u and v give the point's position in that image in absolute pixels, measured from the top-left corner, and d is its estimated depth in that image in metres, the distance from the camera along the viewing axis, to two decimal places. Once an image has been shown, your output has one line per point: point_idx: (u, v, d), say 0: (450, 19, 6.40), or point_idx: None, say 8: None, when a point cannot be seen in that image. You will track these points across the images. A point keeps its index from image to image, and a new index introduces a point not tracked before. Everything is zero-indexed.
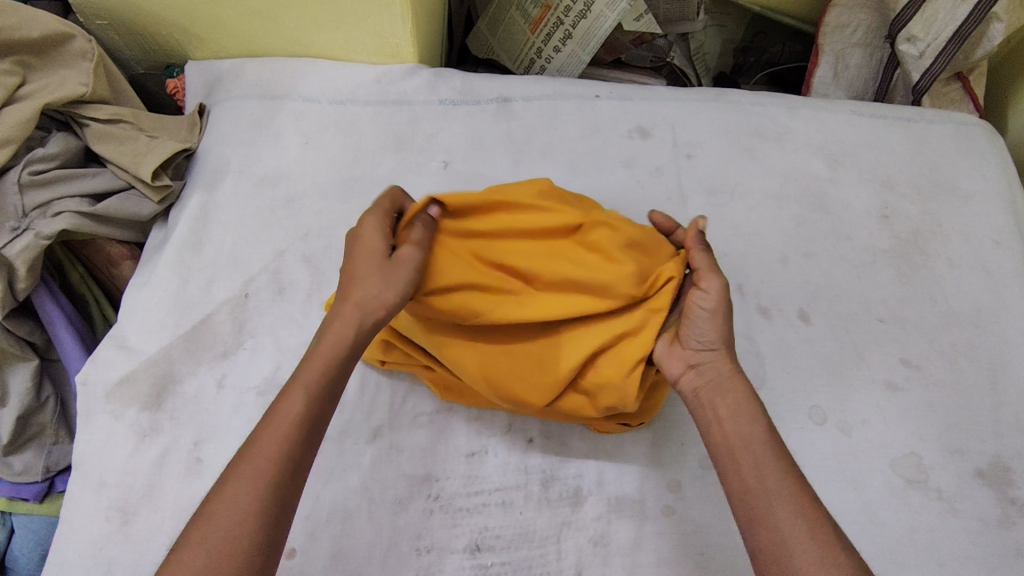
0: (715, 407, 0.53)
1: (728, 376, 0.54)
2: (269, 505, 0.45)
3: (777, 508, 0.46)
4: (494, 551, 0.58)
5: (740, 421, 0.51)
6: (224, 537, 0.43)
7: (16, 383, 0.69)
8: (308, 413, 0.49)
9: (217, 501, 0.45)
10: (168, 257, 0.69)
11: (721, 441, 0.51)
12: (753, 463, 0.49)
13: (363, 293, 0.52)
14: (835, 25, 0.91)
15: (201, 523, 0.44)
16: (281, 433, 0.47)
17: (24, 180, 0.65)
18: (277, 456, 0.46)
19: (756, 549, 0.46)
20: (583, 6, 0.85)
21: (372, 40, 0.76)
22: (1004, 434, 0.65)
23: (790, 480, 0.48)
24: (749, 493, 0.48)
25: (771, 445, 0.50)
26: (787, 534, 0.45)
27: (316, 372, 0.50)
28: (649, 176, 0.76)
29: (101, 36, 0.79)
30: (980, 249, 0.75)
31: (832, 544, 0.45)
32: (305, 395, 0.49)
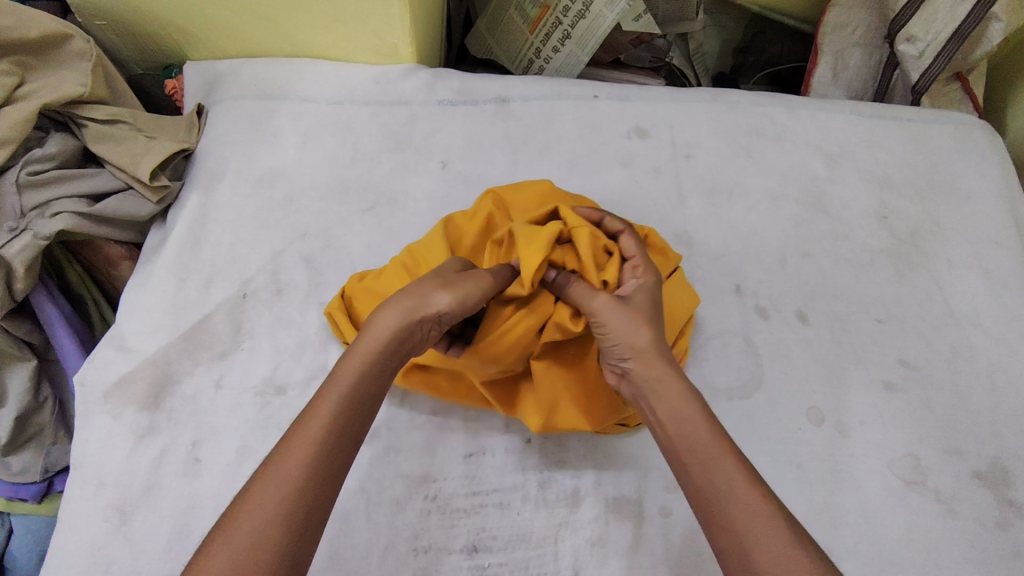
0: (654, 408, 0.50)
1: (658, 379, 0.51)
2: (298, 513, 0.43)
3: (729, 509, 0.44)
4: (491, 552, 0.58)
5: (681, 418, 0.49)
6: (249, 548, 0.41)
7: (15, 383, 0.69)
8: (342, 416, 0.47)
9: (241, 510, 0.43)
10: (166, 257, 0.69)
11: (667, 441, 0.49)
12: (698, 463, 0.46)
13: (422, 300, 0.52)
14: (834, 24, 0.90)
15: (222, 534, 0.42)
16: (311, 437, 0.45)
17: (23, 180, 0.65)
18: (305, 460, 0.44)
19: (719, 551, 0.44)
20: (582, 6, 0.85)
21: (371, 40, 0.76)
22: (1002, 435, 0.65)
23: (738, 476, 0.45)
24: (699, 496, 0.46)
25: (715, 440, 0.47)
26: (742, 535, 0.43)
27: (353, 373, 0.49)
28: (647, 176, 0.76)
29: (99, 36, 0.79)
30: (979, 249, 0.75)
31: (789, 542, 0.42)
32: (341, 396, 0.48)
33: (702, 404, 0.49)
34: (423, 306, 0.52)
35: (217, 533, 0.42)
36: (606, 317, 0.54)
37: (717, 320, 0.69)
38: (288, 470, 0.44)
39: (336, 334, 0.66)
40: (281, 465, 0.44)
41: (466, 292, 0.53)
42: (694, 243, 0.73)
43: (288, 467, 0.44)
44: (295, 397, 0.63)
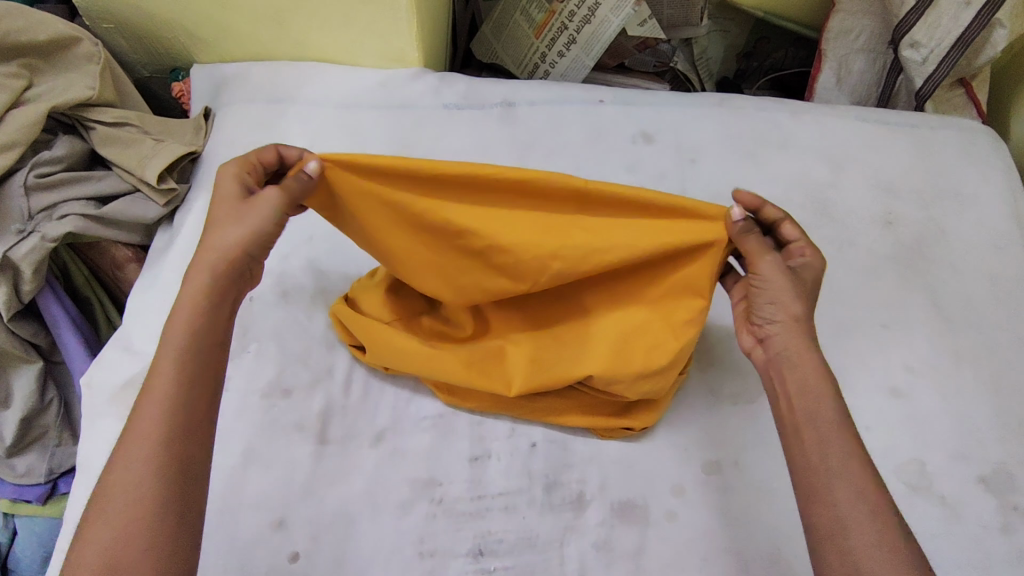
0: (788, 379, 0.51)
1: (792, 355, 0.51)
2: (163, 474, 0.42)
3: (836, 485, 0.45)
4: (497, 555, 0.58)
5: (805, 396, 0.50)
6: (120, 518, 0.41)
7: (21, 384, 0.70)
8: (183, 371, 0.46)
9: (108, 482, 0.42)
10: (174, 260, 0.70)
11: (796, 413, 0.50)
12: (817, 441, 0.47)
13: (217, 240, 0.50)
14: (838, 30, 0.91)
15: (97, 510, 0.42)
16: (160, 397, 0.44)
17: (31, 181, 0.66)
18: (159, 422, 0.44)
19: (811, 523, 0.46)
20: (587, 11, 0.86)
21: (377, 44, 0.76)
22: (1008, 441, 0.65)
23: (853, 460, 0.46)
24: (807, 468, 0.47)
25: (838, 423, 0.48)
26: (845, 512, 0.44)
27: (181, 327, 0.47)
28: (653, 181, 0.76)
29: (107, 38, 0.79)
30: (983, 255, 0.75)
31: (890, 530, 0.44)
32: (177, 352, 0.46)
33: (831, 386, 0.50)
34: (222, 245, 0.50)
35: (94, 509, 0.42)
36: (772, 278, 0.53)
37: (724, 325, 0.69)
38: (144, 434, 0.43)
39: (342, 337, 0.65)
40: (133, 432, 0.43)
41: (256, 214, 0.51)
42: None
43: (143, 433, 0.43)
44: (301, 400, 0.63)
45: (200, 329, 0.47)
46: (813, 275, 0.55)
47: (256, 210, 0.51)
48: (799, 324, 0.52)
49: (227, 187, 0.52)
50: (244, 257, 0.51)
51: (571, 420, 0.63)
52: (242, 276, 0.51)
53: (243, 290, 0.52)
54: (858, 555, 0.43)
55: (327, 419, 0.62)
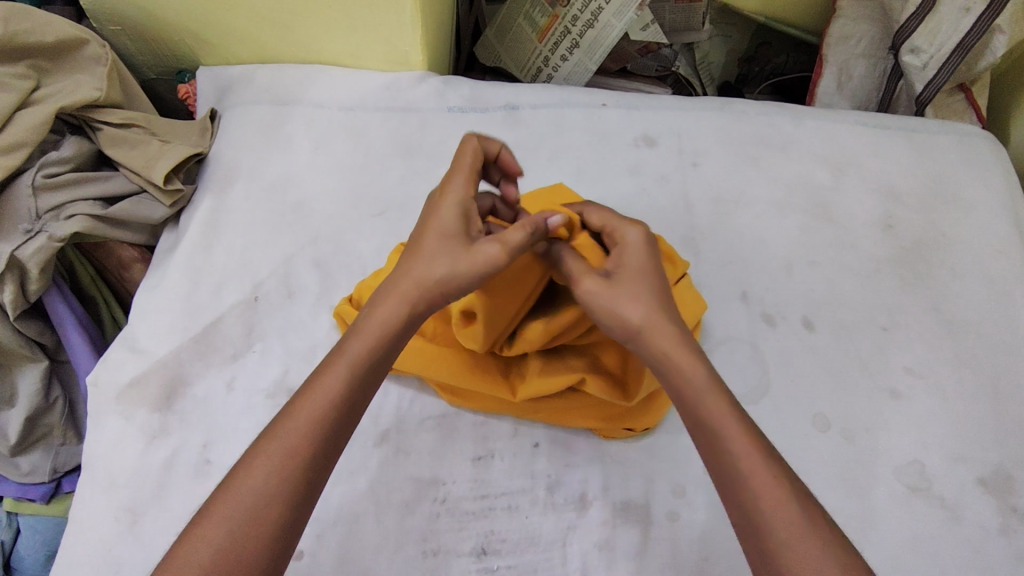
0: (668, 385, 0.49)
1: (661, 358, 0.49)
2: (291, 492, 0.44)
3: (744, 491, 0.45)
4: (499, 555, 0.59)
5: (690, 401, 0.48)
6: (242, 524, 0.43)
7: (26, 383, 0.70)
8: (343, 398, 0.47)
9: (236, 482, 0.44)
10: (179, 260, 0.70)
11: (688, 419, 0.48)
12: (710, 449, 0.46)
13: (416, 274, 0.51)
14: (839, 36, 0.93)
15: (220, 505, 0.44)
16: (315, 413, 0.46)
17: (39, 182, 0.66)
18: (305, 440, 0.45)
19: (737, 528, 0.45)
20: (591, 15, 0.86)
21: (382, 47, 0.77)
22: (1007, 443, 0.65)
23: (749, 460, 0.45)
24: (722, 476, 0.46)
25: (729, 425, 0.46)
26: (759, 519, 0.44)
27: (355, 353, 0.49)
28: (656, 184, 0.77)
29: (113, 40, 0.80)
30: (982, 258, 0.76)
31: (800, 526, 0.43)
32: (347, 369, 0.48)
33: (715, 380, 0.48)
34: (420, 280, 0.51)
35: (213, 504, 0.44)
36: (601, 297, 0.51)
37: (725, 327, 0.70)
38: (293, 446, 0.45)
39: None
40: (282, 438, 0.45)
41: (468, 270, 0.50)
42: (701, 250, 0.74)
43: (286, 444, 0.45)
44: None
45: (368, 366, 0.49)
46: (633, 268, 0.53)
47: (471, 267, 0.50)
48: (647, 328, 0.50)
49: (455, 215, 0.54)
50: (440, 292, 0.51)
51: (573, 420, 0.63)
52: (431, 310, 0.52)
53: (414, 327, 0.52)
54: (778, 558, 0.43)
55: None
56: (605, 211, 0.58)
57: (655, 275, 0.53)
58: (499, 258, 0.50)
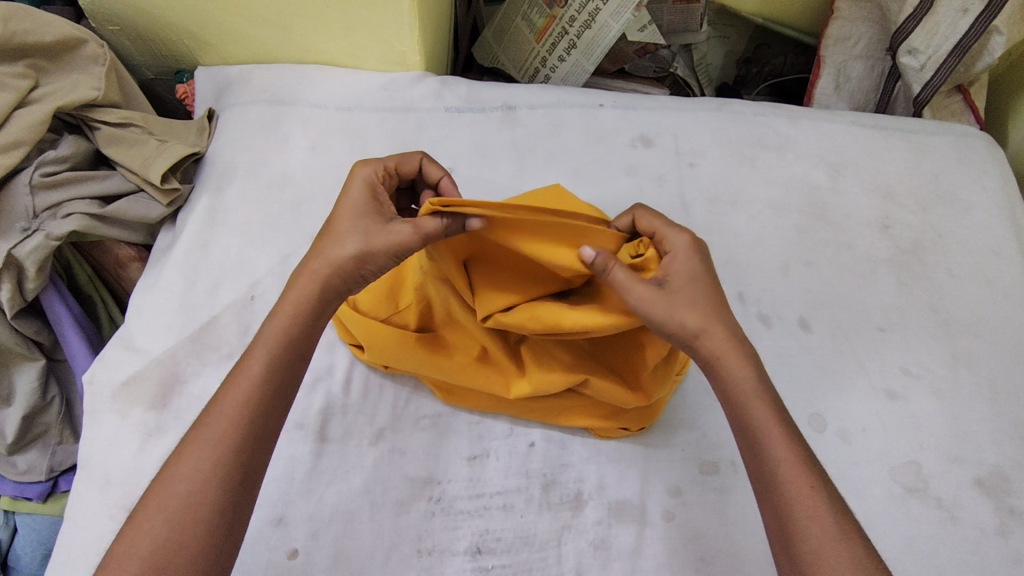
0: (719, 392, 0.51)
1: (714, 363, 0.51)
2: (228, 480, 0.45)
3: (779, 491, 0.46)
4: (494, 554, 0.59)
5: (737, 405, 0.50)
6: (176, 515, 0.43)
7: (22, 382, 0.70)
8: (267, 377, 0.48)
9: (171, 472, 0.45)
10: (175, 259, 0.70)
11: (732, 422, 0.51)
12: (751, 448, 0.48)
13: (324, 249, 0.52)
14: (837, 37, 0.93)
15: (157, 495, 0.44)
16: (241, 396, 0.47)
17: (36, 180, 0.66)
18: (232, 427, 0.46)
19: (768, 530, 0.47)
20: (588, 16, 0.87)
21: (380, 47, 0.77)
22: (1003, 443, 0.65)
23: (787, 463, 0.47)
24: (759, 475, 0.48)
25: (770, 428, 0.48)
26: (788, 518, 0.45)
27: (277, 331, 0.50)
28: (652, 184, 0.77)
29: (112, 40, 0.80)
30: (979, 259, 0.75)
31: (831, 533, 0.44)
32: (267, 351, 0.49)
33: (762, 388, 0.50)
34: (323, 253, 0.52)
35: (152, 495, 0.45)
36: (652, 306, 0.50)
37: None
38: (222, 429, 0.46)
39: (342, 335, 0.65)
40: (210, 426, 0.46)
41: (353, 247, 0.51)
42: None
43: (218, 433, 0.46)
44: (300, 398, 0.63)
45: (293, 335, 0.50)
46: (687, 281, 0.53)
47: (381, 240, 0.51)
48: (701, 337, 0.51)
49: (358, 196, 0.54)
50: (350, 275, 0.52)
51: (570, 419, 0.63)
52: (351, 288, 0.53)
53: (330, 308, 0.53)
54: (805, 556, 0.44)
55: (327, 417, 0.62)
56: (656, 218, 0.57)
57: (705, 283, 0.53)
58: (410, 239, 0.50)
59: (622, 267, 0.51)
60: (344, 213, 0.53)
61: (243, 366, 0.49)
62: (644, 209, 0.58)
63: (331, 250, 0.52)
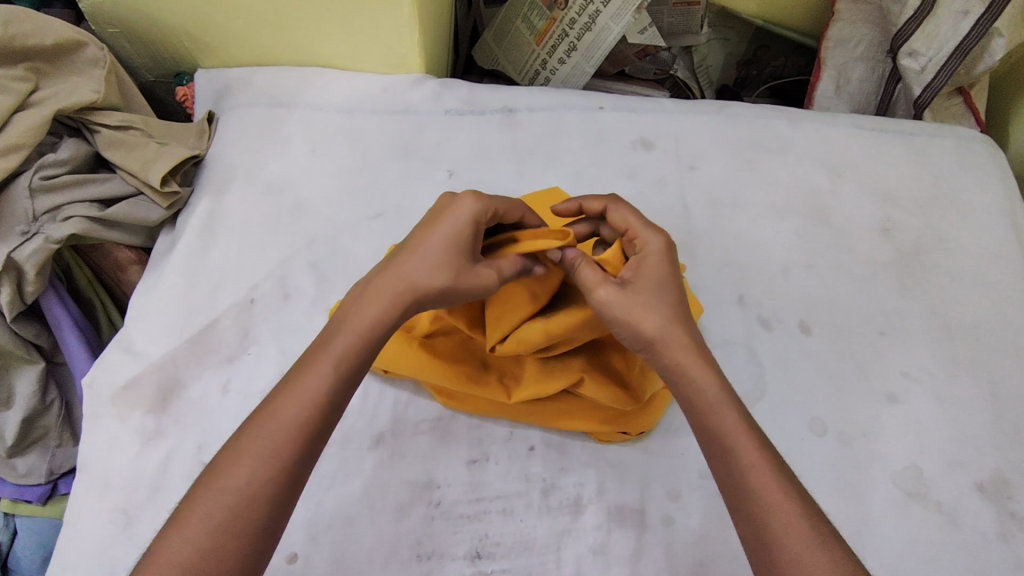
0: (683, 399, 0.50)
1: (674, 369, 0.51)
2: (277, 493, 0.44)
3: (753, 498, 0.46)
4: (494, 558, 0.59)
5: (704, 413, 0.49)
6: (224, 524, 0.43)
7: (22, 385, 0.70)
8: (329, 392, 0.47)
9: (221, 477, 0.44)
10: (175, 263, 0.70)
11: (695, 429, 0.50)
12: (720, 455, 0.48)
13: (407, 270, 0.51)
14: (838, 39, 0.93)
15: (205, 501, 0.44)
16: (301, 408, 0.46)
17: (36, 184, 0.66)
18: (290, 439, 0.45)
19: (743, 538, 0.46)
20: (588, 18, 0.86)
21: (379, 50, 0.77)
22: (1004, 448, 0.65)
23: (760, 470, 0.46)
24: (731, 484, 0.47)
25: (739, 435, 0.48)
26: (764, 526, 0.45)
27: (347, 346, 0.49)
28: (652, 187, 0.77)
29: (112, 42, 0.80)
30: (980, 262, 0.75)
31: (808, 540, 0.44)
32: (332, 364, 0.48)
33: (727, 394, 0.50)
34: (408, 274, 0.51)
35: (198, 498, 0.44)
36: (614, 307, 0.51)
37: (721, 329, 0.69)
38: (277, 441, 0.45)
39: None
40: (267, 435, 0.45)
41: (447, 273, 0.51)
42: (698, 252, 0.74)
43: (272, 444, 0.45)
44: None
45: (356, 352, 0.49)
46: (647, 279, 0.53)
47: (471, 276, 0.51)
48: (662, 339, 0.51)
49: (465, 217, 0.52)
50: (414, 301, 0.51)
51: (569, 422, 0.63)
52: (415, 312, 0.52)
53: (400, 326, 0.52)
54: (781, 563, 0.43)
55: None
56: (628, 212, 0.57)
57: (671, 284, 0.54)
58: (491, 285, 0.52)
59: (588, 268, 0.53)
60: (445, 231, 0.52)
61: (304, 374, 0.48)
62: (620, 201, 0.59)
63: (417, 274, 0.51)
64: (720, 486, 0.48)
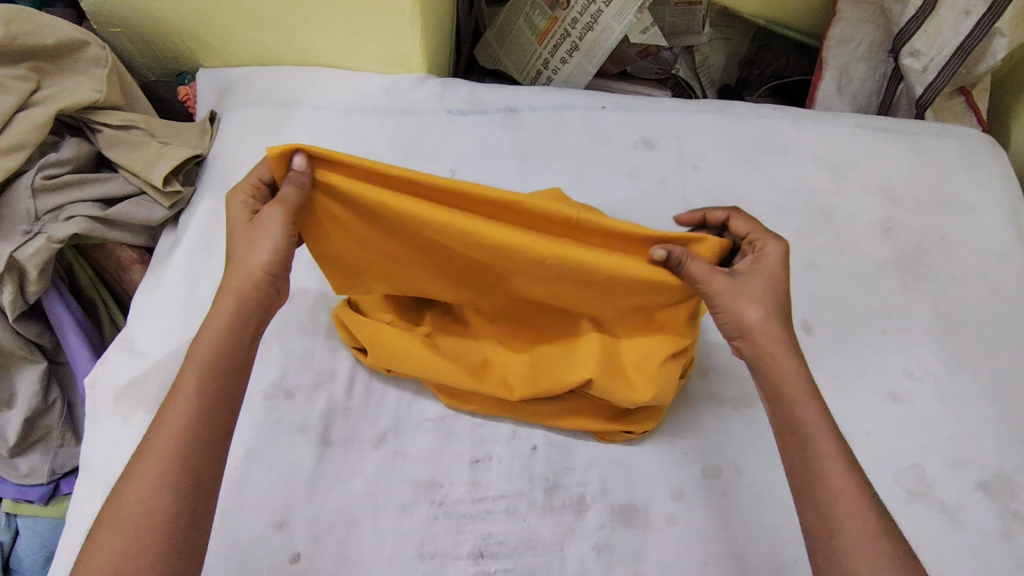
0: (766, 387, 0.51)
1: (764, 359, 0.51)
2: (183, 484, 0.44)
3: (823, 485, 0.46)
4: (497, 558, 0.59)
5: (785, 401, 0.49)
6: (133, 528, 0.42)
7: (24, 384, 0.70)
8: (208, 382, 0.47)
9: (126, 484, 0.44)
10: (178, 263, 0.70)
11: (775, 417, 0.50)
12: (795, 442, 0.48)
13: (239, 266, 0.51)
14: (839, 39, 0.93)
15: (115, 508, 0.43)
16: (185, 404, 0.46)
17: (38, 183, 0.66)
18: (177, 433, 0.45)
19: (806, 525, 0.46)
20: (590, 18, 0.86)
21: (381, 49, 0.77)
22: (1007, 447, 0.65)
23: (833, 460, 0.46)
24: (801, 470, 0.47)
25: (817, 426, 0.48)
26: (830, 513, 0.45)
27: (211, 339, 0.49)
28: (654, 186, 0.77)
29: (113, 42, 0.80)
30: (983, 261, 0.75)
31: (873, 529, 0.44)
32: (204, 359, 0.48)
33: (810, 386, 0.50)
34: (242, 268, 0.51)
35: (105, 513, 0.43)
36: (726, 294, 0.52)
37: None
38: (168, 436, 0.45)
39: (345, 340, 0.65)
40: (157, 435, 0.45)
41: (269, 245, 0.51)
42: None
43: (166, 441, 0.44)
44: (303, 402, 0.63)
45: (229, 342, 0.49)
46: (762, 281, 0.53)
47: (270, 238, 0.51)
48: (759, 331, 0.52)
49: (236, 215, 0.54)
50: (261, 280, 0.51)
51: (572, 422, 0.63)
52: (273, 293, 0.52)
53: (270, 309, 0.52)
54: (846, 553, 0.43)
55: (329, 419, 0.62)
56: (746, 221, 0.59)
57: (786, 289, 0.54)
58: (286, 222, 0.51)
59: (696, 262, 0.52)
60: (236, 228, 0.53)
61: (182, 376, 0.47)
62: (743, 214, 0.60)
63: (240, 259, 0.51)
64: (788, 472, 0.48)
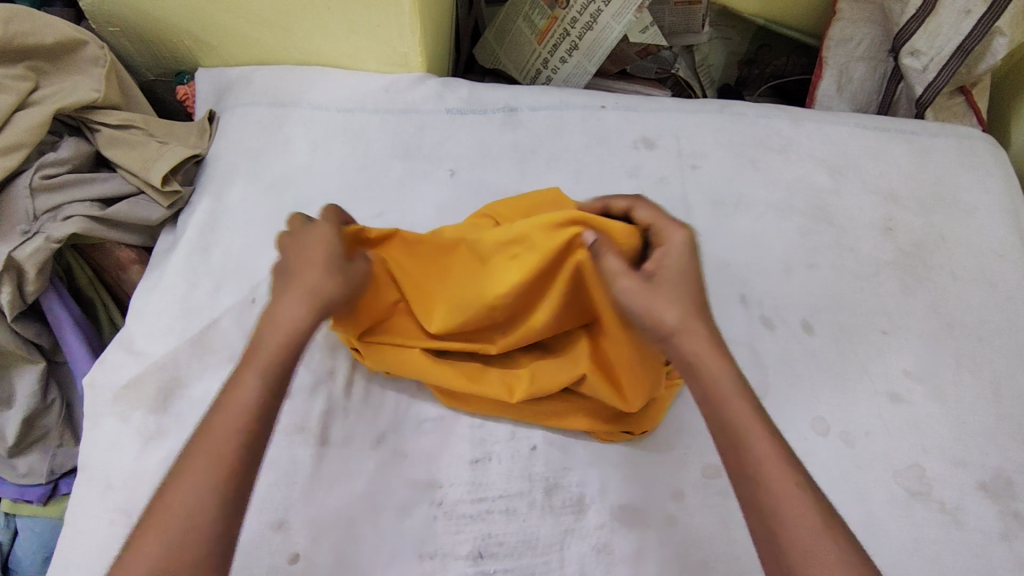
0: (697, 390, 0.49)
1: (692, 361, 0.50)
2: (229, 498, 0.44)
3: (764, 488, 0.44)
4: (496, 558, 0.58)
5: (717, 403, 0.48)
6: (179, 538, 0.42)
7: (23, 384, 0.70)
8: (260, 397, 0.47)
9: (174, 491, 0.43)
10: (176, 262, 0.70)
11: (710, 421, 0.48)
12: (730, 446, 0.46)
13: (278, 309, 0.52)
14: (840, 38, 0.93)
15: (160, 515, 0.43)
16: (237, 415, 0.46)
17: (36, 182, 0.66)
18: (227, 446, 0.45)
19: (753, 531, 0.45)
20: (589, 17, 0.86)
21: (380, 48, 0.77)
22: (1007, 447, 0.65)
23: (770, 460, 0.45)
24: (741, 474, 0.46)
25: (753, 425, 0.47)
26: (773, 519, 0.43)
27: (267, 354, 0.49)
28: (654, 186, 0.77)
29: (112, 41, 0.80)
30: (983, 261, 0.75)
31: (813, 529, 0.42)
32: (259, 374, 0.48)
33: (740, 384, 0.49)
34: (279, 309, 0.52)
35: (148, 521, 0.43)
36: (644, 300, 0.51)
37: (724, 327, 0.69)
38: (220, 447, 0.45)
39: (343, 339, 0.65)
40: (209, 445, 0.45)
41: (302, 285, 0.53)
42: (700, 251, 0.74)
43: (218, 451, 0.44)
44: (302, 402, 0.63)
45: (283, 358, 0.49)
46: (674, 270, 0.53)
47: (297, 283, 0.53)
48: (683, 331, 0.50)
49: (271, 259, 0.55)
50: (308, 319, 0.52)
51: (572, 422, 0.63)
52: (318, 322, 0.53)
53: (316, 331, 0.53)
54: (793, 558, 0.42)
55: (328, 419, 0.62)
56: (653, 210, 0.58)
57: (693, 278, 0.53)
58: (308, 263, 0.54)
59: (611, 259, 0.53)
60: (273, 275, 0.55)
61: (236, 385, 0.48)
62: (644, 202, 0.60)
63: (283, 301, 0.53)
64: (731, 477, 0.46)
